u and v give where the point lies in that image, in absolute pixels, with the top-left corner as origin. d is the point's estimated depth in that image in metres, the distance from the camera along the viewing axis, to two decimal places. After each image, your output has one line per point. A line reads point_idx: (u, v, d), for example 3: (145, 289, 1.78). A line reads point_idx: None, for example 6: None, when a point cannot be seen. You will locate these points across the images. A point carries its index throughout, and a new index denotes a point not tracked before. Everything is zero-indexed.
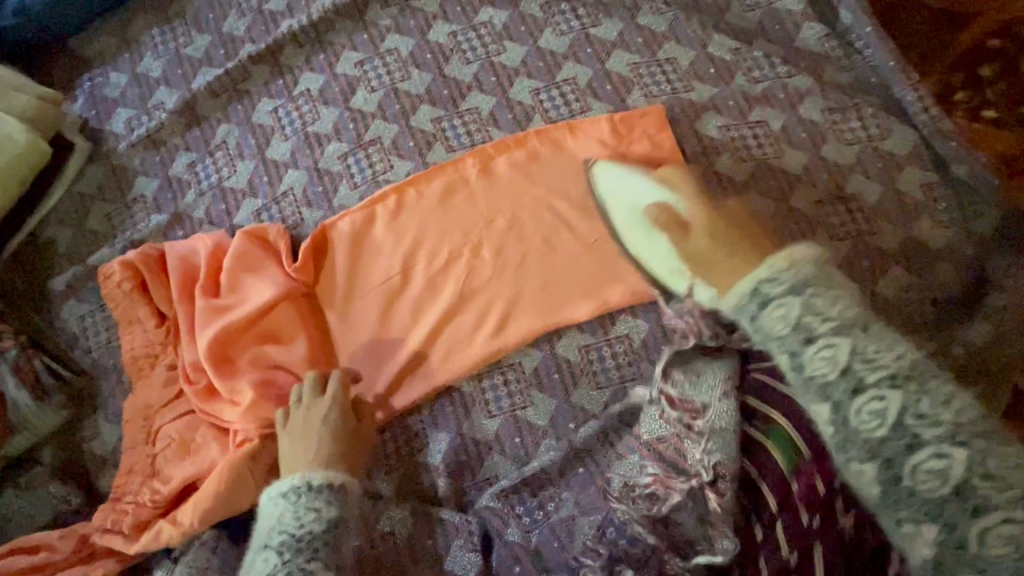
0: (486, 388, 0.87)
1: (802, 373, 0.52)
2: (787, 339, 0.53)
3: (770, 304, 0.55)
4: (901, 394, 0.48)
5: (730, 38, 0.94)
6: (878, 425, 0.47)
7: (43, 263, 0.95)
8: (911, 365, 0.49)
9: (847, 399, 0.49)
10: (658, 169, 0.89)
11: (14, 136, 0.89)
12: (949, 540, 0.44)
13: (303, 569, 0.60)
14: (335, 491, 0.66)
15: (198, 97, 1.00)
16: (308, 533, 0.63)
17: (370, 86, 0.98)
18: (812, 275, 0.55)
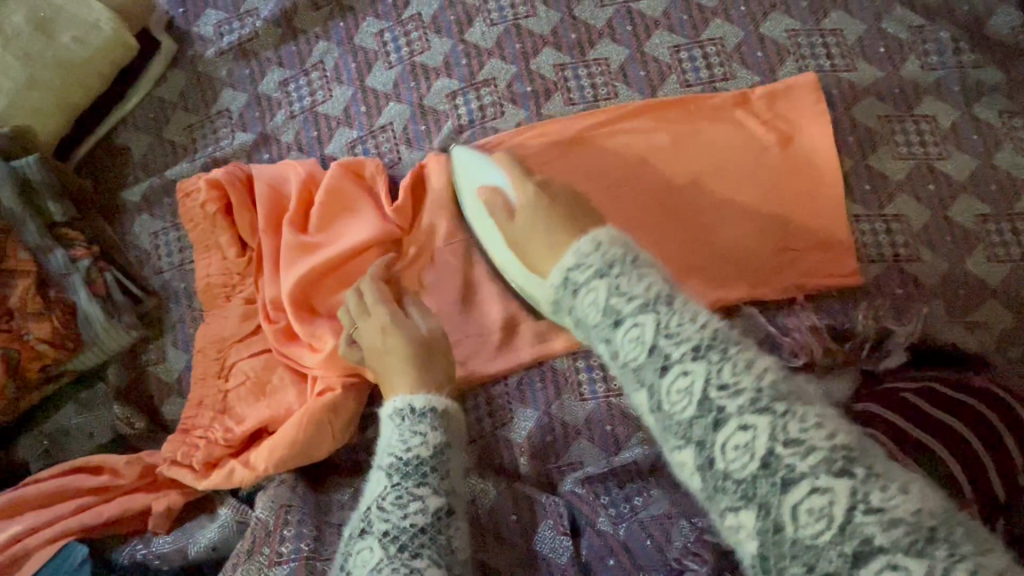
0: (582, 368, 0.82)
1: (616, 362, 0.45)
2: (596, 314, 0.45)
3: (582, 291, 0.47)
4: (703, 365, 0.40)
5: (910, 15, 0.82)
6: (696, 417, 0.39)
7: (116, 169, 0.88)
8: (714, 335, 0.41)
9: (657, 381, 0.41)
10: (797, 147, 0.80)
11: (101, 25, 0.81)
12: (766, 529, 0.36)
13: (414, 492, 0.53)
14: (439, 413, 0.58)
15: (298, 9, 0.90)
16: (415, 455, 0.55)
17: (490, 19, 0.87)
18: (619, 256, 0.47)
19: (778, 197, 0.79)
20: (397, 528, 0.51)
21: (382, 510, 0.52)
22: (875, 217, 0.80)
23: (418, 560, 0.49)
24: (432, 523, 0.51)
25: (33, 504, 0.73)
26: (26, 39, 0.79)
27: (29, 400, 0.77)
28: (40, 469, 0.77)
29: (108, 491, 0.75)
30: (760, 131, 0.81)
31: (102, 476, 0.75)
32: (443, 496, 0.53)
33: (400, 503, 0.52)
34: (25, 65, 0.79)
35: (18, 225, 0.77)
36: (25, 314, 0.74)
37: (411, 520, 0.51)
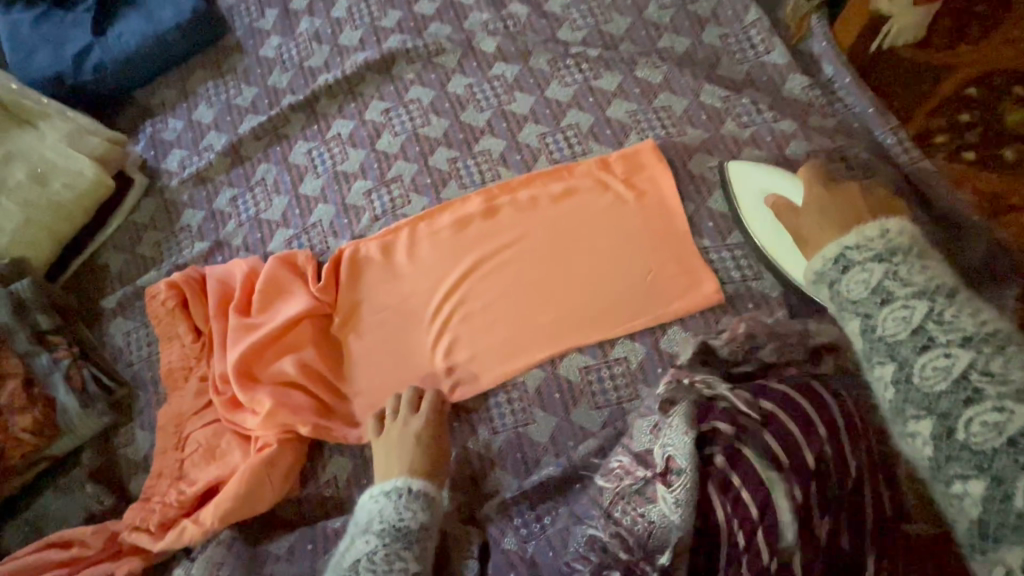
0: (492, 405, 0.93)
1: (870, 336, 0.55)
2: (861, 302, 0.57)
3: (853, 267, 0.59)
4: (973, 352, 0.49)
5: (720, 88, 1.03)
6: (940, 384, 0.49)
7: (97, 283, 1.06)
8: (992, 331, 0.50)
9: (913, 357, 0.52)
10: (646, 198, 0.98)
11: (85, 172, 1.02)
12: (989, 486, 0.46)
13: (399, 554, 0.66)
14: (427, 500, 0.73)
15: (243, 140, 1.13)
16: (406, 526, 0.69)
17: (394, 131, 1.09)
18: (901, 246, 0.58)
19: (637, 241, 0.95)
20: None
21: (373, 564, 0.65)
22: (720, 247, 0.95)
23: None
24: None
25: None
26: (26, 189, 1.00)
27: (12, 484, 0.88)
28: (17, 549, 0.87)
29: (74, 562, 0.83)
30: (617, 189, 0.99)
31: (70, 549, 0.84)
32: (420, 564, 0.67)
33: (388, 560, 0.65)
34: (25, 210, 1.00)
35: (12, 336, 0.93)
36: (12, 409, 0.88)
37: None
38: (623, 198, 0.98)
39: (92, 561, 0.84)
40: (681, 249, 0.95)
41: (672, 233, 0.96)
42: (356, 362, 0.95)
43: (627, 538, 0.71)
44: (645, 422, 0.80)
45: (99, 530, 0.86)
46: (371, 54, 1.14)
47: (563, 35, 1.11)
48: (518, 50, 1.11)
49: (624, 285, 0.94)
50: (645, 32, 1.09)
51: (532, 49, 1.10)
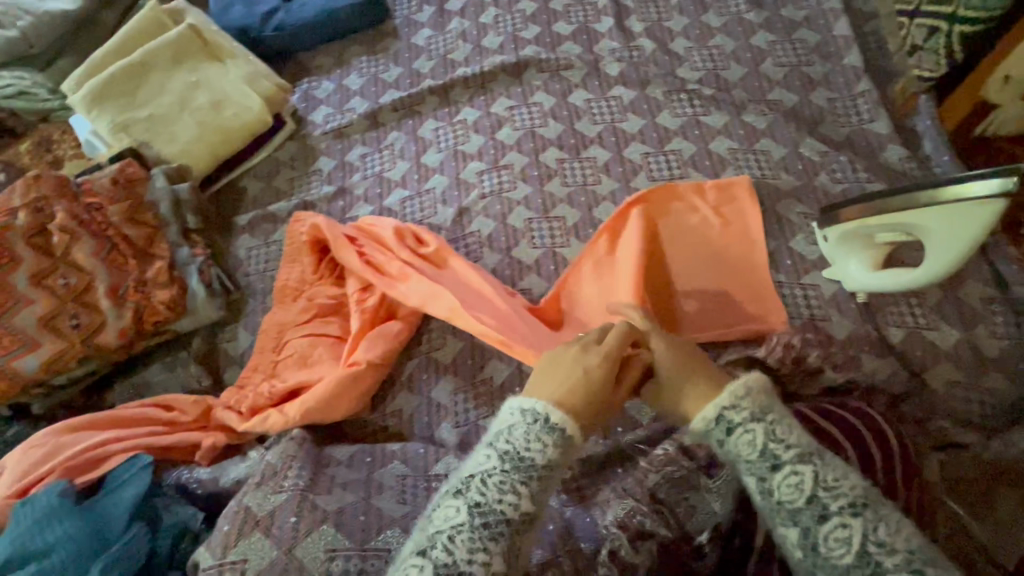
0: None
1: (770, 498, 0.63)
2: (756, 463, 0.64)
3: (735, 430, 0.66)
4: (862, 520, 0.58)
5: (820, 144, 1.11)
6: (848, 558, 0.57)
7: (235, 202, 1.22)
8: (865, 494, 0.60)
9: (814, 525, 0.59)
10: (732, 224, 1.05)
11: (253, 108, 1.20)
12: None
13: (514, 485, 0.63)
14: (562, 437, 0.66)
15: (382, 109, 1.28)
16: (531, 457, 0.65)
17: (514, 126, 1.22)
18: (766, 403, 0.66)
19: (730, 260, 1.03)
20: (490, 505, 0.62)
21: (485, 485, 0.63)
22: (795, 285, 1.01)
23: (492, 541, 0.60)
24: (515, 517, 0.62)
25: (119, 424, 0.95)
26: (205, 112, 1.19)
27: (137, 347, 1.02)
28: (126, 403, 1.01)
29: (173, 424, 0.97)
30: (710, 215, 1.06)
31: (171, 412, 0.98)
32: (532, 501, 0.64)
33: (501, 487, 0.63)
34: (200, 129, 1.18)
35: (165, 227, 1.08)
36: (153, 284, 1.02)
37: (503, 504, 0.62)
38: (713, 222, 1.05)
39: (185, 427, 0.97)
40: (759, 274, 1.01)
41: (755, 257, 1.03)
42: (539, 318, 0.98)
43: (667, 515, 0.75)
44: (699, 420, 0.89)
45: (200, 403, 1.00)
46: (507, 58, 1.29)
47: (682, 72, 1.22)
48: (638, 78, 1.23)
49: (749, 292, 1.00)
50: (758, 83, 1.18)
51: (651, 80, 1.22)
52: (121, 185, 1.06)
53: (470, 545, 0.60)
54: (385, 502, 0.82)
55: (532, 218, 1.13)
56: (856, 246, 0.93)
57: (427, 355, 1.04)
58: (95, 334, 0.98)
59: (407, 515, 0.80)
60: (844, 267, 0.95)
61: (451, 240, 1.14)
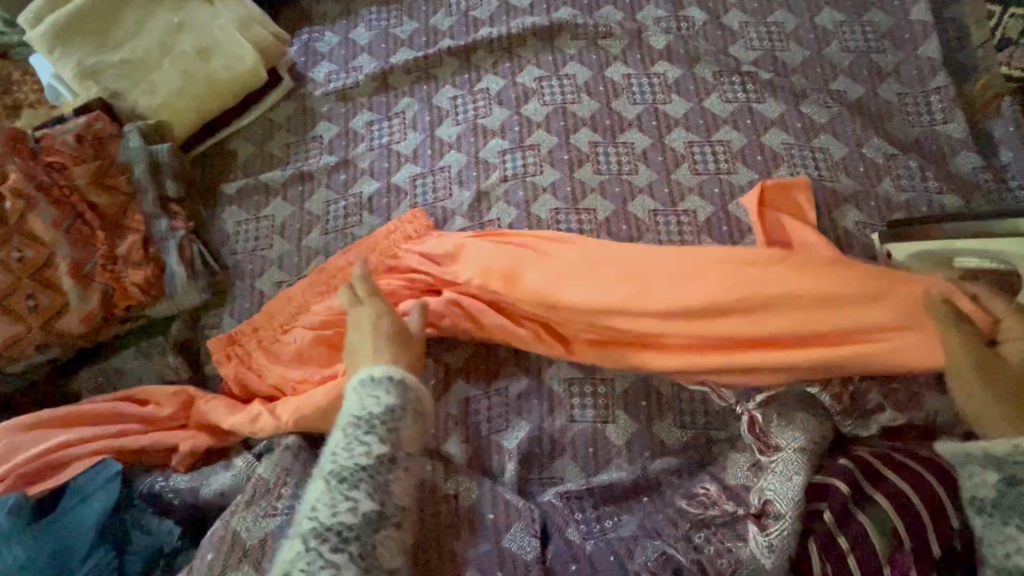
0: (575, 393, 0.91)
1: (1022, 498, 0.52)
2: (1013, 464, 0.53)
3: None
4: None
5: (886, 145, 0.99)
6: None
7: (222, 166, 1.07)
8: None
9: None
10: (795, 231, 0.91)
11: (246, 59, 1.03)
12: None
13: (360, 438, 0.63)
14: (398, 382, 0.68)
15: (394, 71, 1.13)
16: (368, 412, 0.65)
17: (543, 100, 1.08)
18: None
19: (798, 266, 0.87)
20: (341, 466, 0.61)
21: (335, 454, 0.62)
22: None
23: (355, 492, 0.59)
24: (372, 464, 0.61)
25: (88, 421, 0.84)
26: (189, 59, 1.02)
27: (108, 330, 0.90)
28: (95, 396, 0.89)
29: (150, 422, 0.86)
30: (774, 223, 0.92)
31: (147, 408, 0.87)
32: (387, 446, 0.63)
33: (348, 445, 0.62)
34: (183, 78, 1.01)
35: (141, 194, 0.94)
36: (127, 262, 0.90)
37: (354, 459, 0.62)
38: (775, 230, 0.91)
39: (163, 426, 0.86)
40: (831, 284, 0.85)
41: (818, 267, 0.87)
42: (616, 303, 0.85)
43: (708, 568, 0.71)
44: (744, 456, 0.81)
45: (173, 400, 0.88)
46: (538, 20, 1.13)
47: (735, 51, 1.09)
48: (687, 54, 1.09)
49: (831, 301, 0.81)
50: (820, 70, 1.05)
51: (700, 57, 1.08)
52: (87, 143, 0.92)
53: (332, 504, 0.59)
54: None
55: (558, 208, 1.01)
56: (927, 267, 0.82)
57: (437, 357, 0.94)
58: (57, 316, 0.85)
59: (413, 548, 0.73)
60: None
61: (467, 227, 1.01)
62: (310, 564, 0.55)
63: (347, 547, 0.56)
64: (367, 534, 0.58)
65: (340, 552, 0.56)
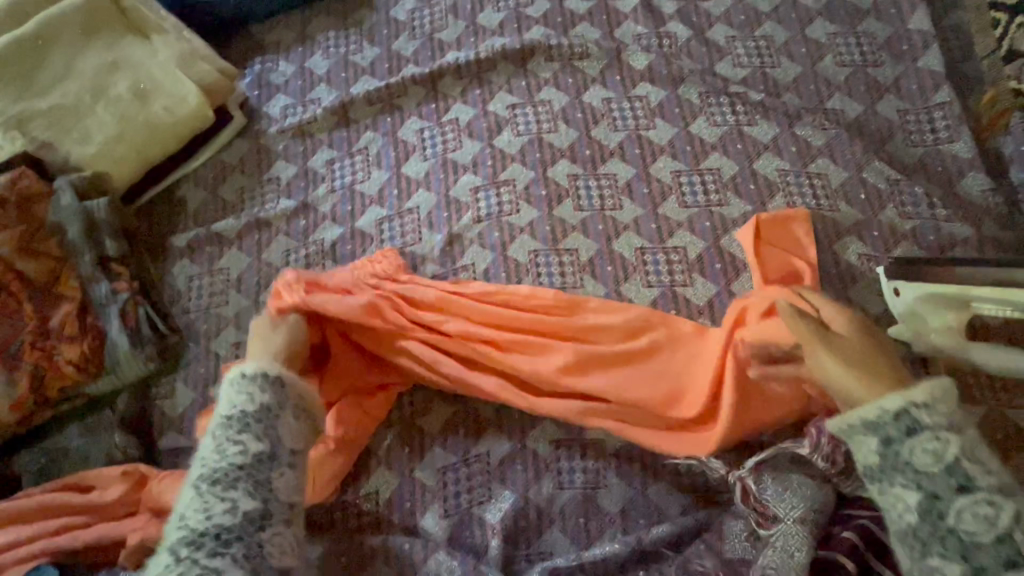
0: (562, 456, 0.83)
1: (898, 462, 0.50)
2: (885, 424, 0.50)
3: (919, 434, 0.49)
4: (1010, 506, 0.47)
5: (888, 168, 0.92)
6: (984, 536, 0.47)
7: (171, 217, 0.99)
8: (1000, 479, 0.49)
9: (951, 500, 0.48)
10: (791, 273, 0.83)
11: (189, 100, 0.95)
12: None
13: (234, 438, 0.58)
14: (266, 378, 0.61)
15: (354, 102, 1.04)
16: (239, 412, 0.59)
17: (516, 130, 1.00)
18: (949, 414, 0.50)
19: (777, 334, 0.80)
20: (213, 469, 0.57)
21: (204, 458, 0.58)
22: None
23: (232, 492, 0.56)
24: (251, 462, 0.57)
25: (25, 518, 0.76)
26: (125, 103, 0.94)
27: (41, 415, 0.82)
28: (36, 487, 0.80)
29: (94, 514, 0.77)
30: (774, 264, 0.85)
31: (90, 496, 0.78)
32: (265, 442, 0.59)
33: (219, 448, 0.58)
34: (120, 125, 0.93)
35: (76, 255, 0.85)
36: (60, 336, 0.81)
37: (229, 460, 0.57)
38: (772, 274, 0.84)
39: (108, 517, 0.77)
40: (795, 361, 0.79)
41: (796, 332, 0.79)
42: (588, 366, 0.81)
43: None
44: (740, 522, 0.72)
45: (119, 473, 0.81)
46: (509, 42, 1.05)
47: (722, 69, 1.01)
48: (670, 75, 1.01)
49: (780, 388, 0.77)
50: (813, 87, 0.98)
51: (685, 77, 1.01)
52: (12, 205, 0.84)
53: (221, 449, 0.58)
54: None
55: (538, 249, 0.93)
56: (941, 308, 0.75)
57: (409, 421, 0.86)
58: None
59: None
60: (918, 331, 0.77)
61: (439, 274, 0.93)
62: (203, 502, 0.55)
63: (228, 550, 0.54)
64: (250, 533, 0.55)
65: (219, 558, 0.53)
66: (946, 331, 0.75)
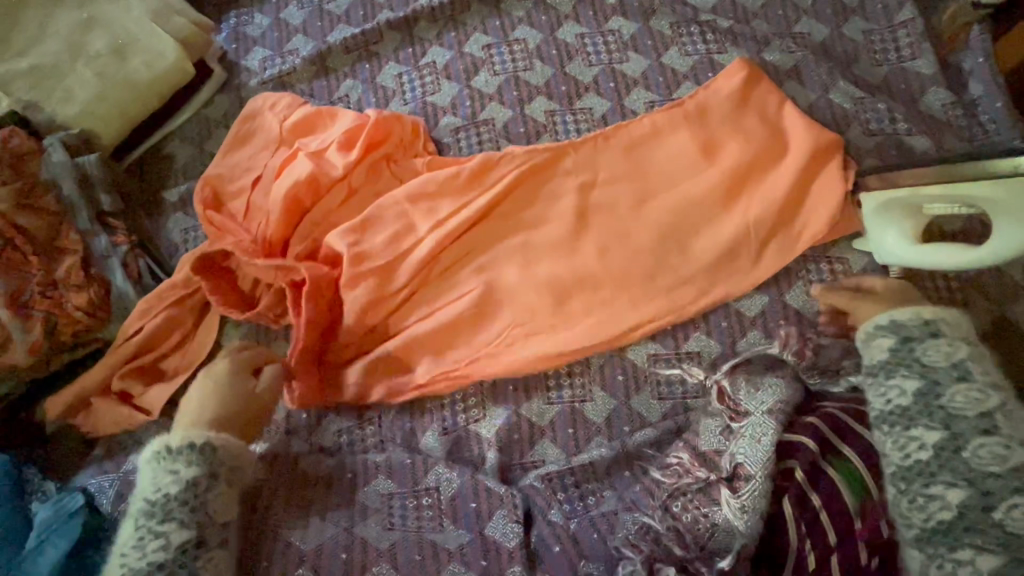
0: (550, 375, 0.89)
1: (922, 381, 0.64)
2: (907, 328, 0.68)
3: (934, 338, 0.66)
4: (995, 397, 0.61)
5: (853, 88, 0.94)
6: (968, 410, 0.61)
7: (161, 173, 1.01)
8: (995, 383, 0.63)
9: (947, 385, 0.63)
10: (742, 211, 0.90)
11: (167, 54, 0.96)
12: (976, 503, 0.57)
13: (154, 530, 0.65)
14: (195, 452, 0.69)
15: (332, 51, 1.05)
16: (163, 495, 0.67)
17: (493, 69, 1.02)
18: (959, 334, 0.67)
19: (733, 199, 0.91)
20: (139, 565, 0.64)
21: (126, 552, 0.65)
22: (820, 257, 0.90)
23: None
24: (173, 554, 0.64)
25: (64, 408, 0.86)
26: (104, 60, 0.95)
27: (60, 359, 0.87)
28: (56, 395, 0.87)
29: (125, 398, 0.88)
30: (735, 203, 0.91)
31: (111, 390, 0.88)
32: (190, 528, 0.65)
33: (142, 542, 0.65)
34: (100, 83, 0.94)
35: (73, 211, 0.89)
36: (68, 286, 0.85)
37: (151, 557, 0.64)
38: (728, 201, 0.91)
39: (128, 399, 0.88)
40: (747, 211, 0.90)
41: (749, 211, 0.90)
42: (622, 163, 0.94)
43: (685, 534, 0.71)
44: (716, 417, 0.78)
45: (188, 364, 0.90)
46: None
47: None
48: (641, 7, 1.03)
49: (731, 208, 0.90)
50: (780, 13, 1.00)
51: (656, 9, 1.03)
52: (6, 162, 0.87)
53: (141, 544, 0.65)
54: (370, 530, 0.75)
55: None
56: (898, 214, 0.82)
57: None
58: None
59: (394, 545, 0.74)
60: (876, 241, 0.85)
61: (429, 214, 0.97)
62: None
63: None
64: None
65: None
66: (899, 234, 0.82)
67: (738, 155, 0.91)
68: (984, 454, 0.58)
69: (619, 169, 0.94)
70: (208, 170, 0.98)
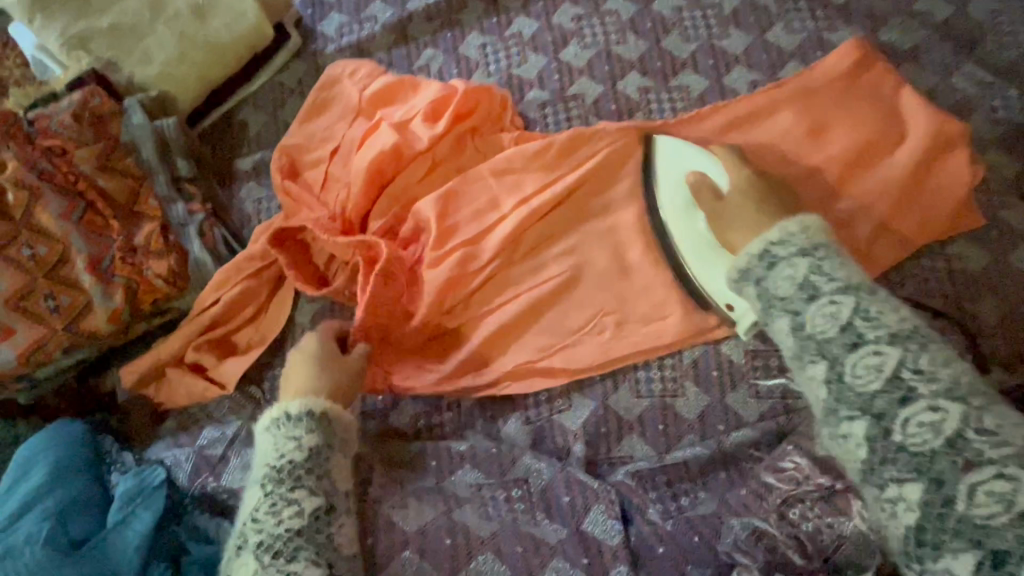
0: (640, 367, 0.84)
1: (820, 349, 0.59)
2: (789, 299, 0.61)
3: (778, 264, 0.63)
4: (899, 350, 0.55)
5: (979, 71, 0.88)
6: (873, 384, 0.55)
7: (233, 139, 0.96)
8: (908, 328, 0.57)
9: (844, 356, 0.57)
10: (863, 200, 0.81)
11: (247, 15, 0.93)
12: (935, 498, 0.51)
13: (286, 498, 0.63)
14: (313, 419, 0.67)
15: (413, 18, 1.01)
16: (288, 463, 0.65)
17: (584, 42, 0.96)
18: (820, 249, 0.63)
19: (851, 184, 0.83)
20: (273, 533, 0.62)
21: (259, 519, 0.62)
22: (937, 254, 0.83)
23: (294, 561, 0.60)
24: (307, 523, 0.62)
25: (140, 377, 0.84)
26: (184, 20, 0.92)
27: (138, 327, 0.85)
28: (132, 364, 0.85)
29: (198, 370, 0.86)
30: (856, 187, 0.82)
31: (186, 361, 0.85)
32: (319, 496, 0.63)
33: (274, 510, 0.62)
34: (180, 44, 0.91)
35: (151, 176, 0.86)
36: (148, 252, 0.82)
37: (286, 524, 0.62)
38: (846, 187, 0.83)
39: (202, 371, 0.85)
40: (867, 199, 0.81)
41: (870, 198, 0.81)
42: (726, 142, 0.86)
43: (808, 544, 0.65)
44: None
45: (262, 339, 0.87)
46: None
47: None
48: None
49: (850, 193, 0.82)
50: None
51: None
52: (86, 123, 0.84)
53: (275, 512, 0.62)
54: (469, 516, 0.72)
55: None
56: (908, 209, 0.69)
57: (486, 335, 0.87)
58: (80, 317, 0.79)
59: (495, 534, 0.70)
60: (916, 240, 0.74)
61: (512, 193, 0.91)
62: None
63: None
64: None
65: None
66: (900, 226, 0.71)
67: (856, 137, 0.84)
68: (914, 428, 0.53)
69: (720, 149, 0.86)
70: (284, 139, 0.94)
